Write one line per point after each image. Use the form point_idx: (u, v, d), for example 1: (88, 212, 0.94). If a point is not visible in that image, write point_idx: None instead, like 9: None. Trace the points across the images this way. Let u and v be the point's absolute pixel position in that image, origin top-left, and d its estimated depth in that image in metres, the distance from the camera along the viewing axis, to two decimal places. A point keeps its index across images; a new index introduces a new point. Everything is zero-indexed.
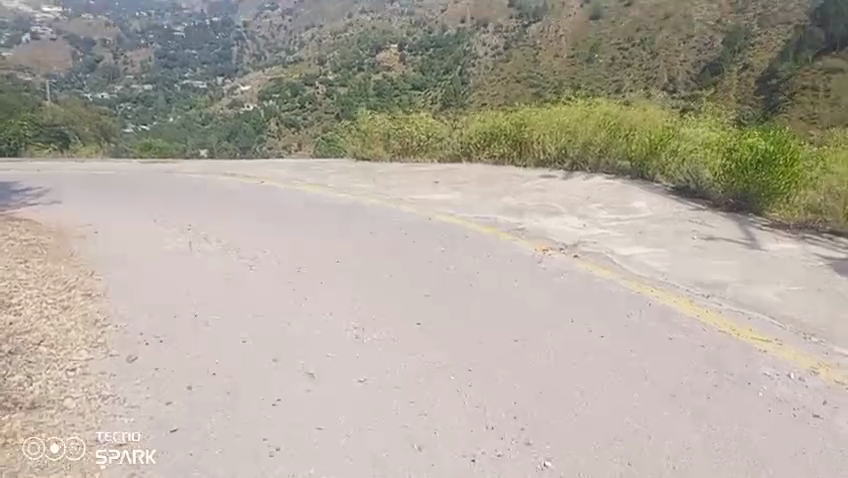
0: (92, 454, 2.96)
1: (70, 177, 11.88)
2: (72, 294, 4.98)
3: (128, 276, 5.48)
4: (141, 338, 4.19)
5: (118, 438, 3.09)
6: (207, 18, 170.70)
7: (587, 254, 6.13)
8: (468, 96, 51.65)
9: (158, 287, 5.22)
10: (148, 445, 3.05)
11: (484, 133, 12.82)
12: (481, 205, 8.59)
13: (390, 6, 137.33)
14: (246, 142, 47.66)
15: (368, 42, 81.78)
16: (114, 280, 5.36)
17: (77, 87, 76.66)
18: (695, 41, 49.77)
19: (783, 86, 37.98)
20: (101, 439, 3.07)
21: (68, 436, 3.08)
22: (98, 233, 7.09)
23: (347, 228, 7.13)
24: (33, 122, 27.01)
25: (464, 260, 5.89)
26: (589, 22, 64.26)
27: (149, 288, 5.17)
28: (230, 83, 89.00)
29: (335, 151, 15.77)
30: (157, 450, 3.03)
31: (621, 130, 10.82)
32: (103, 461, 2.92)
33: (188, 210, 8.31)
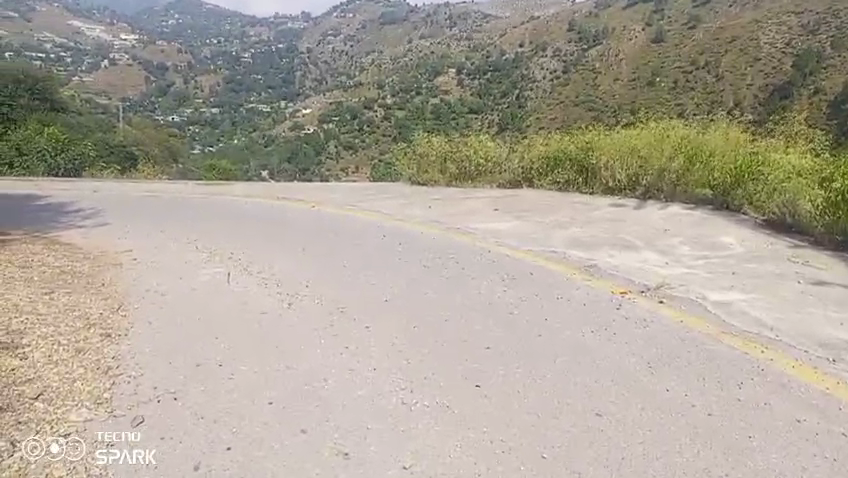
0: (93, 458, 2.99)
1: (124, 198, 11.73)
2: (92, 332, 4.49)
3: (156, 312, 5.00)
4: (151, 394, 3.61)
5: (123, 441, 3.13)
6: (272, 45, 176.74)
7: (675, 300, 5.26)
8: (526, 121, 51.09)
9: (186, 327, 4.68)
10: (146, 446, 3.10)
11: (546, 157, 12.04)
12: (546, 236, 7.84)
13: (449, 33, 138.86)
14: (305, 163, 48.29)
15: (426, 66, 82.34)
16: (138, 318, 4.83)
17: (149, 110, 80.06)
18: (763, 64, 47.53)
19: None
20: (102, 439, 3.14)
21: (70, 437, 3.13)
22: (135, 260, 6.66)
23: (400, 261, 6.51)
24: (105, 143, 27.96)
25: (529, 303, 5.15)
26: (651, 46, 62.76)
27: (178, 328, 4.64)
28: (292, 106, 91.24)
29: (390, 174, 15.30)
30: (155, 451, 3.07)
31: (701, 155, 9.85)
32: (102, 464, 2.96)
33: (234, 236, 7.84)
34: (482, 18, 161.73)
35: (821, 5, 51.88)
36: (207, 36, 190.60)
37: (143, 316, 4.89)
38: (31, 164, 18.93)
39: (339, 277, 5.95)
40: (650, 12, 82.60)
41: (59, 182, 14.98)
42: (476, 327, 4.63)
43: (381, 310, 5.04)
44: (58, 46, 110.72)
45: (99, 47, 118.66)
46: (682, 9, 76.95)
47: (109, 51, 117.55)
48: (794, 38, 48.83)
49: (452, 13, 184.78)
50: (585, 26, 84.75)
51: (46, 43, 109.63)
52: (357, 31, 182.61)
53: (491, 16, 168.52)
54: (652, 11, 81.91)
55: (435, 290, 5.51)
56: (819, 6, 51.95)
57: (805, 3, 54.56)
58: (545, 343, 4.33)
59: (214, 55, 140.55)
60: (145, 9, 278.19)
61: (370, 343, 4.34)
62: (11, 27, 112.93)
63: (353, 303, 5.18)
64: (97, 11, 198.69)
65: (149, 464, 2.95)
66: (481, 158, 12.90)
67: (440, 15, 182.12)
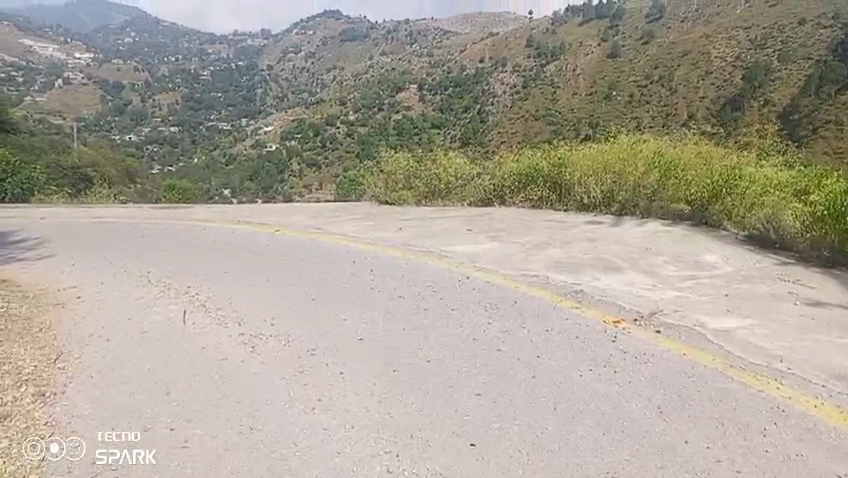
0: (95, 457, 3.19)
1: (73, 225, 10.94)
2: (24, 390, 3.90)
3: (103, 362, 4.43)
4: (104, 429, 3.46)
5: (122, 441, 3.33)
6: (232, 63, 175.07)
7: (671, 329, 4.92)
8: (488, 135, 51.48)
9: (136, 377, 4.16)
10: (145, 447, 3.27)
11: (517, 174, 11.66)
12: (524, 258, 7.45)
13: (410, 49, 139.73)
14: (269, 182, 47.58)
15: (388, 82, 82.35)
16: (77, 371, 4.24)
17: (105, 130, 78.11)
18: (715, 77, 48.83)
19: (806, 120, 34.87)
20: (102, 440, 3.34)
21: (71, 439, 3.34)
22: (82, 300, 6.06)
23: (373, 293, 6.01)
24: (58, 165, 26.96)
25: (518, 339, 4.71)
26: (608, 61, 63.90)
27: (128, 380, 4.11)
28: (254, 124, 90.30)
29: (355, 192, 14.73)
30: (155, 451, 3.24)
31: (676, 170, 9.65)
32: (103, 463, 3.14)
33: (190, 269, 7.23)
34: (442, 34, 163.25)
35: (767, 21, 53.53)
36: (165, 55, 188.04)
37: (90, 367, 4.33)
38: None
39: (307, 313, 5.45)
40: (605, 28, 84.28)
41: (2, 209, 14.10)
42: (460, 370, 4.18)
43: (356, 351, 4.56)
44: (7, 65, 107.49)
45: (51, 65, 115.68)
46: (635, 26, 78.69)
47: (63, 70, 114.98)
48: (742, 51, 50.21)
49: (411, 30, 186.24)
50: (544, 42, 86.10)
51: None
52: (318, 48, 182.47)
53: (450, 32, 170.16)
54: (606, 27, 83.59)
55: (414, 327, 5.06)
56: (765, 22, 53.58)
57: (752, 19, 56.26)
58: (541, 387, 3.92)
59: (173, 73, 138.50)
60: (101, 28, 272.59)
61: (347, 393, 3.87)
62: None
63: (326, 344, 4.70)
64: (49, 30, 194.24)
65: (149, 463, 3.12)
66: (450, 176, 12.48)
67: (400, 32, 183.31)
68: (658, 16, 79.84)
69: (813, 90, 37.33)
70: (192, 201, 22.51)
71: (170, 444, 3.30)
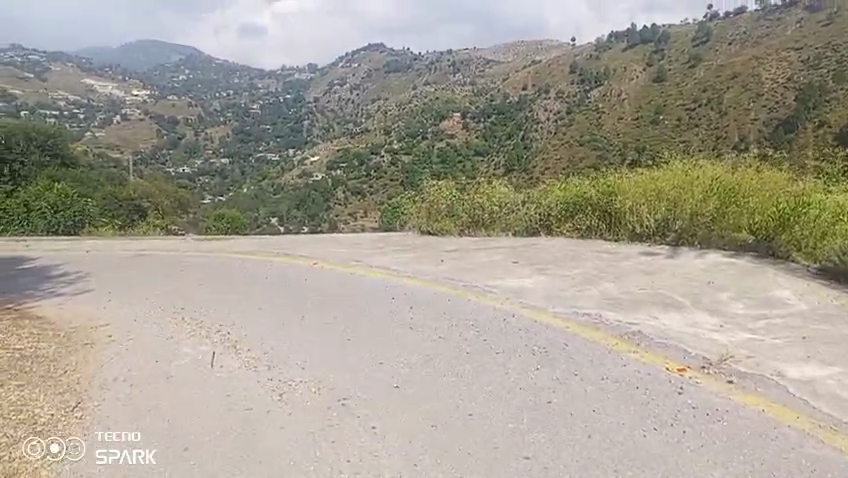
0: (95, 457, 3.57)
1: (117, 258, 10.99)
2: (30, 437, 3.76)
3: (123, 411, 4.17)
4: (103, 429, 3.89)
5: (121, 441, 3.73)
6: (281, 96, 180.22)
7: (746, 379, 4.37)
8: (531, 163, 51.04)
9: (156, 429, 3.89)
10: (145, 447, 3.66)
11: (565, 202, 11.13)
12: (575, 294, 6.96)
13: (453, 79, 140.99)
14: (314, 211, 48.08)
15: (431, 111, 82.83)
16: (92, 424, 3.97)
17: (159, 163, 80.80)
18: (766, 99, 47.30)
19: None
20: (103, 441, 3.74)
21: (71, 439, 3.75)
22: (111, 339, 5.84)
23: (412, 334, 5.61)
24: (113, 197, 27.69)
25: (570, 390, 4.26)
26: (654, 86, 62.73)
27: (147, 433, 3.83)
28: (300, 154, 92.13)
29: (398, 222, 14.47)
30: (152, 451, 3.62)
31: (736, 197, 9.04)
32: (104, 462, 3.52)
33: (223, 305, 6.99)
34: (484, 62, 164.21)
35: (821, 41, 51.66)
36: (218, 90, 194.96)
37: (109, 416, 4.08)
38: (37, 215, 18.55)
39: (342, 356, 5.10)
40: (650, 53, 82.96)
41: (53, 242, 14.35)
42: (503, 427, 3.75)
43: (394, 402, 4.17)
44: (70, 103, 112.97)
45: (111, 103, 121.19)
46: (682, 50, 77.22)
47: (122, 106, 120.13)
48: (794, 72, 48.44)
49: (454, 59, 188.21)
50: (588, 67, 85.53)
51: (59, 101, 111.99)
52: (363, 79, 186.05)
53: (494, 61, 170.77)
54: (652, 52, 82.33)
55: (456, 373, 4.64)
56: (818, 42, 51.74)
57: (804, 39, 54.39)
58: (599, 449, 3.47)
59: (224, 107, 143.02)
60: (158, 66, 284.55)
61: (379, 453, 3.50)
62: (26, 85, 115.51)
63: (363, 392, 4.34)
64: (109, 69, 203.58)
65: (146, 462, 3.50)
66: (495, 203, 12.05)
67: (443, 62, 185.45)
68: (706, 38, 78.17)
69: None
70: (239, 231, 22.69)
71: (164, 445, 3.68)
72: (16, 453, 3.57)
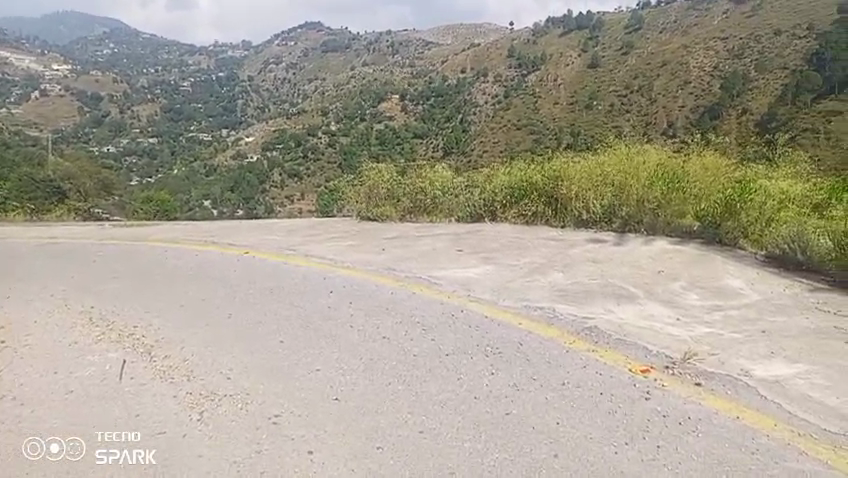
0: (96, 456, 3.36)
1: (24, 248, 9.95)
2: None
3: (9, 441, 3.52)
4: (105, 428, 3.63)
5: (122, 440, 3.48)
6: (213, 74, 174.08)
7: (713, 380, 4.10)
8: (469, 145, 51.16)
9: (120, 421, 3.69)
10: (146, 446, 3.42)
11: (511, 187, 10.71)
12: (523, 286, 6.54)
13: (390, 61, 139.55)
14: (250, 193, 46.73)
15: (370, 93, 81.67)
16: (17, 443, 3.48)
17: (83, 142, 76.69)
18: (693, 86, 48.65)
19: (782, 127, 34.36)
20: (105, 439, 3.51)
21: (71, 438, 3.54)
22: (2, 346, 5.04)
23: (351, 334, 5.06)
24: (29, 177, 25.79)
25: (530, 399, 3.85)
26: (588, 72, 63.69)
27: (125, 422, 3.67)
28: (234, 135, 89.37)
29: (335, 205, 13.86)
30: (154, 451, 3.39)
31: (680, 183, 8.93)
32: (105, 463, 3.31)
33: (137, 303, 6.27)
34: (421, 44, 162.96)
35: (744, 31, 53.38)
36: (145, 66, 186.77)
37: (41, 423, 3.70)
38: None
39: (272, 361, 4.54)
40: (584, 39, 84.12)
41: None
42: (456, 449, 3.32)
43: (334, 417, 3.69)
44: None
45: (28, 78, 114.08)
46: (614, 37, 78.59)
47: (40, 82, 113.25)
48: (720, 61, 49.93)
49: (392, 40, 186.40)
50: (524, 52, 86.17)
51: None
52: (299, 59, 181.99)
53: (432, 43, 169.95)
54: (586, 38, 83.59)
55: (403, 380, 4.16)
56: (742, 32, 53.51)
57: (729, 29, 56.05)
58: (567, 468, 3.13)
59: (152, 85, 137.09)
60: (81, 40, 269.56)
61: None
62: None
63: (300, 407, 3.81)
64: (26, 42, 191.62)
65: (149, 462, 3.27)
66: (437, 188, 11.57)
67: (381, 43, 183.52)
68: (637, 26, 79.88)
69: (790, 99, 36.83)
70: (169, 213, 21.59)
71: (168, 446, 3.43)
72: (10, 454, 3.38)
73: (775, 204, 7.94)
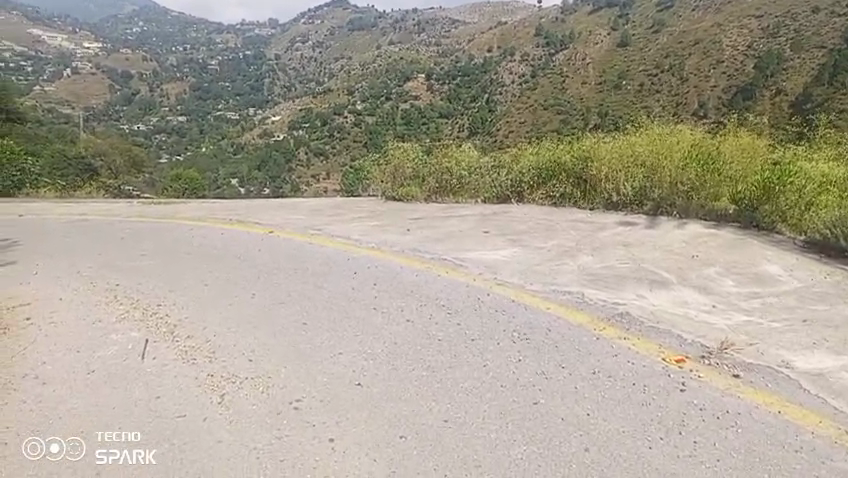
0: (94, 457, 3.16)
1: (54, 224, 10.05)
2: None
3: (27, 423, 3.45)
4: (106, 427, 3.40)
5: (121, 441, 3.27)
6: (240, 52, 174.79)
7: (753, 372, 3.90)
8: (495, 125, 50.67)
9: (121, 419, 3.49)
10: (146, 446, 3.22)
11: (539, 168, 10.46)
12: (552, 270, 6.36)
13: (416, 39, 138.39)
14: (276, 172, 47.01)
15: (396, 72, 81.04)
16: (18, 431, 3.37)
17: (114, 119, 77.80)
18: (726, 66, 47.31)
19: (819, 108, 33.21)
20: (104, 438, 3.29)
21: (71, 437, 3.32)
22: (29, 323, 5.05)
23: (375, 317, 4.97)
24: (62, 154, 26.16)
25: (559, 388, 3.71)
26: (618, 51, 62.38)
27: (127, 420, 3.47)
28: (261, 113, 89.83)
29: (361, 185, 13.75)
30: (154, 451, 3.19)
31: (715, 164, 8.62)
32: (104, 463, 3.11)
33: (162, 281, 6.26)
34: (447, 23, 161.30)
35: (781, 8, 51.56)
36: (174, 45, 188.20)
37: (61, 405, 3.65)
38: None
39: (294, 343, 4.47)
40: (614, 17, 82.24)
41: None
42: (482, 439, 3.21)
43: (358, 402, 3.60)
44: (16, 55, 107.33)
45: (60, 56, 115.81)
46: (645, 15, 76.69)
47: (73, 60, 114.91)
48: (754, 40, 48.31)
49: (418, 18, 184.65)
50: (553, 30, 84.65)
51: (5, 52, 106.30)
52: (325, 37, 181.62)
53: (459, 21, 168.06)
54: (616, 16, 81.73)
55: (426, 366, 4.05)
56: (779, 9, 51.71)
57: (765, 7, 54.23)
58: (597, 463, 2.99)
59: (181, 63, 138.14)
60: (112, 18, 272.58)
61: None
62: None
63: (322, 390, 3.74)
64: (60, 20, 194.49)
65: (149, 463, 3.09)
66: (463, 168, 11.38)
67: (407, 21, 181.85)
68: (670, 4, 77.76)
69: (827, 79, 35.54)
70: (197, 191, 21.73)
71: (177, 444, 3.23)
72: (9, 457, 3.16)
73: (816, 188, 7.60)
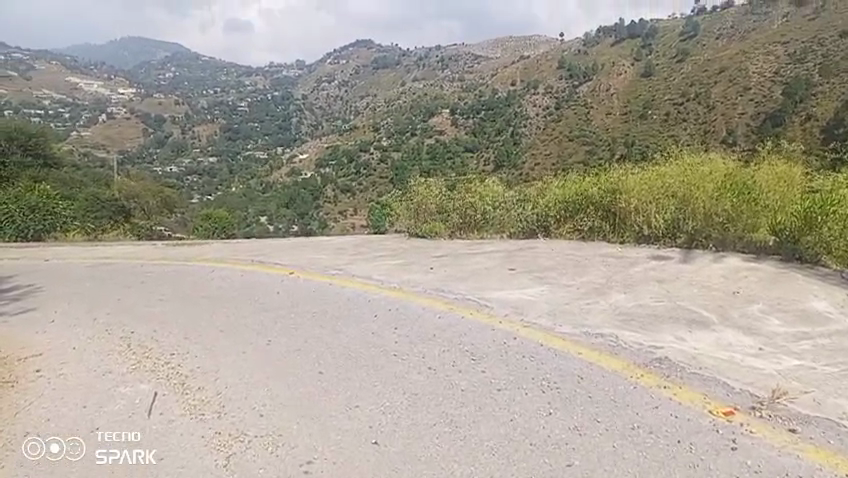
0: (95, 457, 3.57)
1: (77, 268, 10.05)
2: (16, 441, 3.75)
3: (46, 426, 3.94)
4: (106, 429, 3.85)
5: (121, 441, 3.70)
6: (268, 94, 178.75)
7: (812, 426, 3.52)
8: (520, 158, 50.56)
9: (122, 425, 3.91)
10: (144, 447, 3.62)
11: (566, 201, 10.14)
12: (581, 310, 6.03)
13: (440, 75, 140.04)
14: (304, 209, 47.41)
15: (421, 108, 81.78)
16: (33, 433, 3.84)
17: (147, 162, 79.68)
18: (754, 93, 46.59)
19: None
20: (104, 439, 3.74)
21: (71, 438, 3.77)
22: (39, 375, 4.89)
23: (396, 367, 4.65)
24: (95, 196, 26.52)
25: (596, 447, 3.38)
26: (642, 81, 62.11)
27: (129, 423, 3.93)
28: (289, 152, 91.23)
29: (386, 222, 13.61)
30: (151, 451, 3.58)
31: (751, 193, 8.23)
32: (104, 462, 3.51)
33: (179, 327, 6.09)
34: (471, 59, 162.87)
35: (808, 34, 50.78)
36: (205, 88, 193.36)
37: (75, 426, 3.92)
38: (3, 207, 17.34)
39: (309, 395, 4.22)
40: (638, 48, 82.13)
41: (22, 247, 13.45)
42: None
43: (374, 464, 3.31)
44: (55, 102, 111.18)
45: (97, 102, 119.74)
46: (669, 44, 76.38)
47: (108, 105, 118.70)
48: (781, 66, 47.57)
49: (443, 55, 187.05)
50: (576, 63, 84.82)
51: (44, 100, 110.24)
52: (351, 77, 184.88)
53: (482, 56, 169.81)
54: (640, 47, 81.65)
55: (449, 421, 3.74)
56: (806, 36, 50.91)
57: (792, 33, 53.50)
58: None
59: (212, 106, 141.65)
60: (146, 64, 282.11)
61: None
62: (10, 83, 113.55)
63: (335, 450, 3.46)
64: (95, 68, 201.56)
65: (147, 462, 3.45)
66: (488, 204, 11.14)
67: (430, 58, 184.43)
68: (694, 33, 77.42)
69: None
70: (227, 229, 21.76)
71: (172, 475, 3.32)
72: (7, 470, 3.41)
73: None
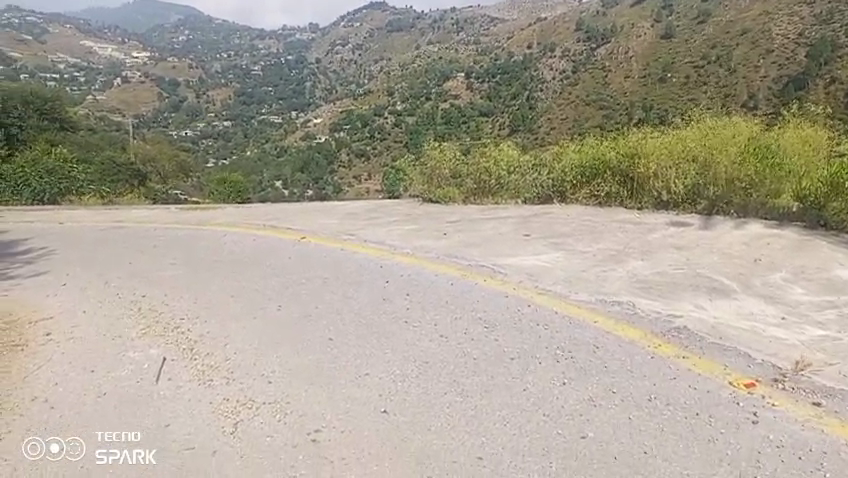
0: (94, 457, 3.19)
1: (90, 232, 10.05)
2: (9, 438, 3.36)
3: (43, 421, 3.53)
4: (105, 427, 3.43)
5: (122, 441, 3.30)
6: (282, 57, 177.43)
7: (837, 399, 3.38)
8: (536, 122, 49.94)
9: (124, 418, 3.53)
10: (146, 446, 3.24)
11: (582, 165, 9.91)
12: (598, 277, 5.88)
13: (455, 38, 137.95)
14: (319, 173, 47.43)
15: (435, 72, 80.63)
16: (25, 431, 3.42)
17: (162, 126, 79.81)
18: (777, 55, 45.33)
19: None
20: (104, 438, 3.33)
21: (71, 437, 3.36)
22: (49, 339, 4.88)
23: (407, 334, 4.58)
24: (112, 159, 26.58)
25: (611, 418, 3.28)
26: (662, 44, 60.69)
27: (132, 418, 3.52)
28: (303, 116, 90.86)
29: (400, 185, 13.47)
30: (154, 450, 3.21)
31: (775, 158, 7.97)
32: (106, 463, 3.14)
33: (189, 292, 6.05)
34: (486, 21, 160.06)
35: None
36: (219, 51, 192.26)
37: (72, 423, 3.50)
38: (19, 170, 17.24)
39: (318, 362, 4.15)
40: (658, 9, 80.08)
41: (37, 210, 13.49)
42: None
43: (384, 433, 3.24)
44: (69, 65, 111.05)
45: (111, 66, 119.56)
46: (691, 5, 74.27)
47: (123, 69, 118.54)
48: (807, 27, 46.05)
49: (458, 17, 183.93)
50: (594, 24, 82.98)
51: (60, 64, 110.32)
52: (365, 40, 182.71)
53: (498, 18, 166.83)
54: (660, 8, 79.61)
55: (461, 390, 3.66)
56: None
57: None
58: None
59: (226, 69, 140.96)
60: (160, 27, 280.71)
61: None
62: (25, 47, 113.57)
63: (343, 420, 3.39)
64: (109, 31, 200.96)
65: (150, 462, 3.10)
66: (503, 168, 10.92)
67: (446, 20, 181.56)
68: None
69: None
70: (241, 194, 21.70)
71: (181, 437, 3.32)
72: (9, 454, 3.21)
73: None
